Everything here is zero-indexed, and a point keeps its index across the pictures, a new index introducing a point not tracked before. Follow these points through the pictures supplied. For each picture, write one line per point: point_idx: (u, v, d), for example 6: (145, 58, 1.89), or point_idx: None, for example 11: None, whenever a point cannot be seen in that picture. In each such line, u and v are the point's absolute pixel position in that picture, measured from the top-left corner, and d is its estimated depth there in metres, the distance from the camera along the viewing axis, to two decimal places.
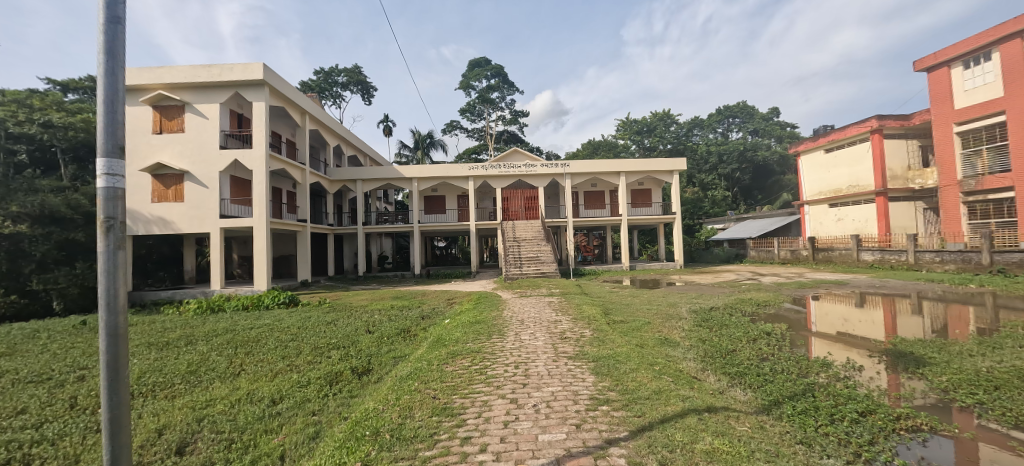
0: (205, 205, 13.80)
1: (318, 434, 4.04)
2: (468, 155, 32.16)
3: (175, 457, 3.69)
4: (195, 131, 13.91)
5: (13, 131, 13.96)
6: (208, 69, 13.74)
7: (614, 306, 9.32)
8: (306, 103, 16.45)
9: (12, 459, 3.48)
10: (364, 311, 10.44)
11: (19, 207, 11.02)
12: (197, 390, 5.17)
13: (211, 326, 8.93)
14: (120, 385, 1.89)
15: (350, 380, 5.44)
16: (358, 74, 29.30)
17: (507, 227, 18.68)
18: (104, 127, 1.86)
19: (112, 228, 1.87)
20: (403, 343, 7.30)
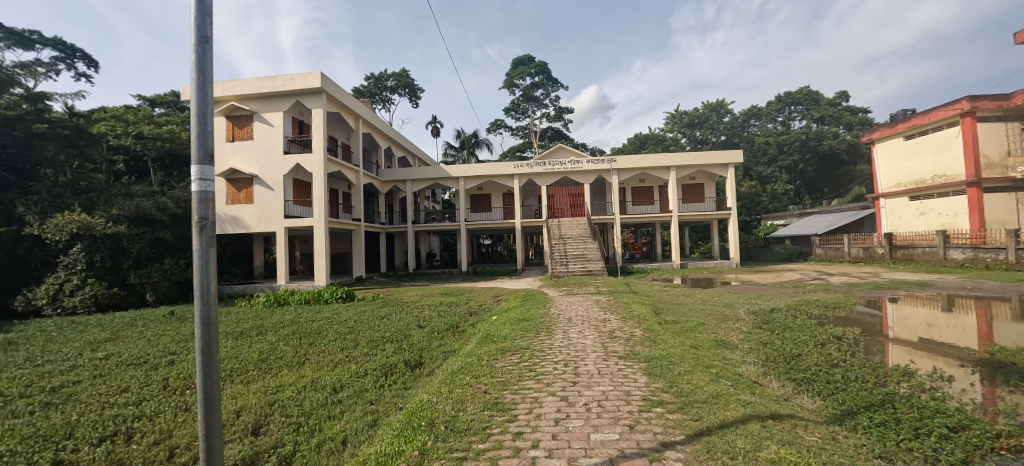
0: (271, 206, 14.85)
1: (377, 422, 4.26)
2: (514, 153, 32.31)
3: (251, 437, 4.02)
4: (262, 138, 15.00)
5: (113, 143, 15.74)
6: (273, 80, 14.76)
7: (664, 306, 9.05)
8: (359, 108, 17.23)
9: (118, 431, 3.96)
10: (415, 306, 10.83)
11: (119, 210, 12.42)
12: (268, 377, 5.61)
13: (278, 318, 9.65)
14: (211, 369, 2.09)
15: (404, 372, 5.67)
16: (406, 78, 30.28)
17: (553, 224, 18.58)
18: (196, 138, 2.05)
19: (205, 228, 2.07)
20: (452, 338, 7.50)
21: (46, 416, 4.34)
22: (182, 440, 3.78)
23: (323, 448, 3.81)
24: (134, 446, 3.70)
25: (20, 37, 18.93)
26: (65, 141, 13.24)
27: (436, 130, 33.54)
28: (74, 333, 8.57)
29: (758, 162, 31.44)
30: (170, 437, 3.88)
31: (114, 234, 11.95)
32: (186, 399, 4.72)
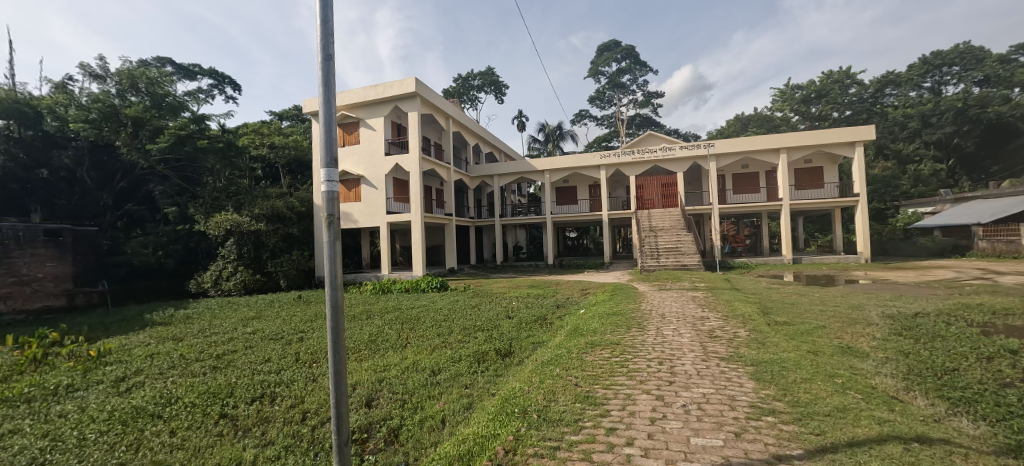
0: (375, 203, 16.27)
1: (472, 405, 4.51)
2: (600, 143, 31.40)
3: (365, 408, 4.52)
4: (367, 142, 16.50)
5: (252, 153, 18.50)
6: (374, 88, 16.12)
7: (772, 305, 8.17)
8: (449, 108, 18.08)
9: (265, 393, 4.71)
10: (504, 297, 11.15)
11: (259, 209, 14.59)
12: (377, 356, 6.24)
13: (383, 304, 10.64)
14: (339, 345, 2.37)
15: (495, 360, 5.91)
16: (491, 76, 31.04)
17: (643, 216, 17.79)
18: (323, 144, 2.31)
19: (332, 223, 2.34)
20: (540, 330, 7.62)
21: (213, 377, 5.30)
22: (312, 404, 4.38)
23: (425, 424, 4.14)
24: (277, 406, 4.38)
25: (186, 70, 23.11)
26: (220, 152, 15.62)
27: (522, 124, 33.86)
28: (229, 311, 10.30)
29: (896, 138, 26.82)
30: (302, 402, 4.50)
31: (256, 230, 14.10)
32: (312, 371, 5.43)
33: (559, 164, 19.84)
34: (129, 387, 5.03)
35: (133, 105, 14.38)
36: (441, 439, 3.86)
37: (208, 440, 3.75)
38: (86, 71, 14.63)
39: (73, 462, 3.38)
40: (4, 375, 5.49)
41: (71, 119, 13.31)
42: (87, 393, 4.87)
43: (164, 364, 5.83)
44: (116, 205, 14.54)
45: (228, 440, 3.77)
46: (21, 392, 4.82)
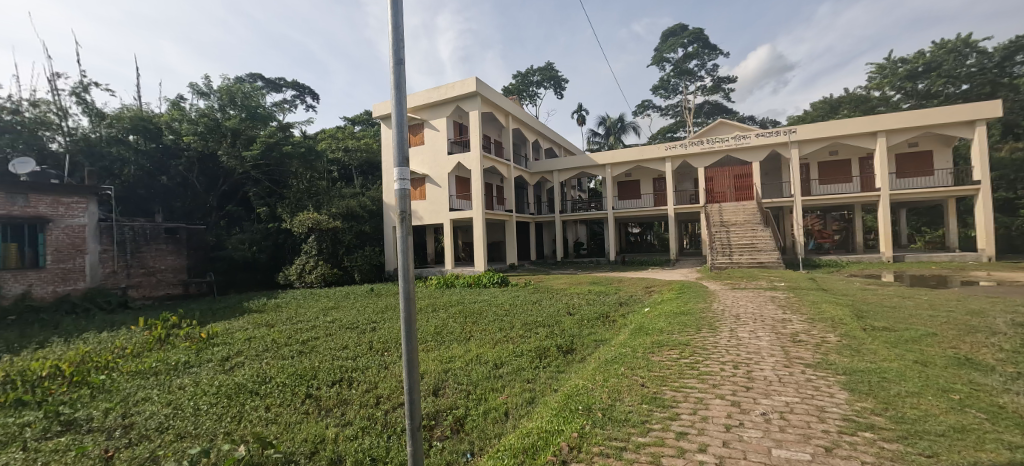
0: (439, 201, 16.83)
1: (534, 400, 4.53)
2: (665, 134, 30.02)
3: (433, 396, 4.69)
4: (430, 142, 17.10)
5: (329, 157, 19.93)
6: (437, 90, 16.66)
7: (867, 309, 7.34)
8: (509, 105, 18.21)
9: (343, 377, 5.08)
10: (565, 294, 11.05)
11: (336, 209, 15.71)
12: (442, 347, 6.46)
13: (447, 298, 11.01)
14: (412, 336, 2.45)
15: (556, 356, 5.88)
16: (550, 71, 30.80)
17: (713, 209, 16.77)
18: (396, 144, 2.40)
19: (404, 219, 2.42)
20: (602, 327, 7.46)
21: (300, 360, 5.81)
22: (385, 390, 4.64)
23: (489, 415, 4.22)
24: (354, 390, 4.69)
25: (273, 83, 25.43)
26: (301, 157, 17.08)
27: (582, 118, 33.27)
28: (311, 301, 11.20)
29: None
30: (376, 387, 4.79)
31: (333, 227, 15.20)
32: (385, 359, 5.76)
33: (621, 157, 19.27)
34: (231, 366, 5.65)
35: (230, 117, 16.12)
36: (505, 431, 3.92)
37: (296, 416, 4.11)
38: (194, 89, 16.59)
39: (190, 428, 3.86)
40: (137, 350, 6.42)
41: (183, 133, 15.25)
42: (199, 369, 5.55)
43: (259, 347, 6.48)
44: (219, 205, 16.40)
45: (313, 418, 4.10)
46: (150, 365, 5.61)
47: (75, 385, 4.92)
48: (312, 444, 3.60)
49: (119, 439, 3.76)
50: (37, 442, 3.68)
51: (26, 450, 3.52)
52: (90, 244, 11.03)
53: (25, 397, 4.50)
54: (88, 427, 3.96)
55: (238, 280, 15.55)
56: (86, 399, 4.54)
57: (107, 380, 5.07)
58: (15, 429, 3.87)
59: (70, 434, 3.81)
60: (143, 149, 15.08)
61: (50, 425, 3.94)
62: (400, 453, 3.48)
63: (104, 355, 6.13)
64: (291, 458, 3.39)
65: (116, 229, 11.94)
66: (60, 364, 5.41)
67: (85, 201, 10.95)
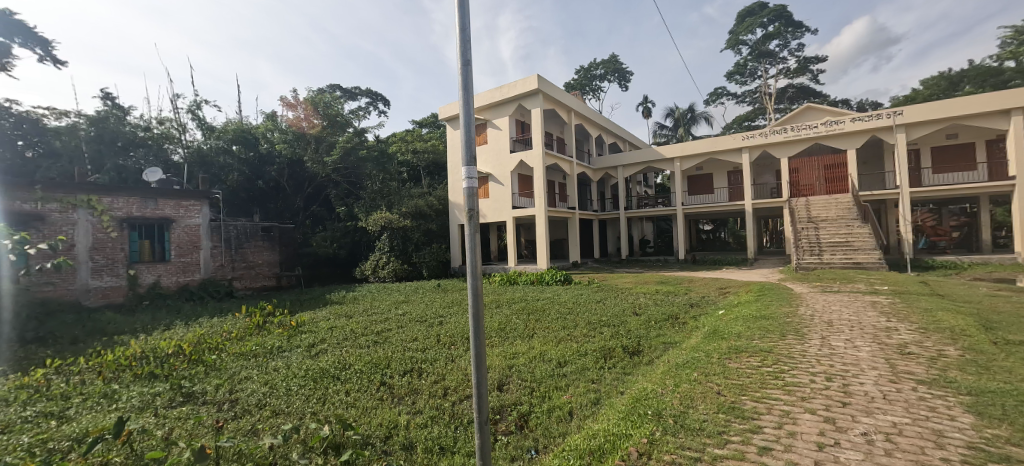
0: (502, 199, 17.00)
1: (599, 401, 4.39)
2: (741, 123, 27.92)
3: (498, 391, 4.72)
4: (494, 141, 17.33)
5: (399, 159, 20.94)
6: (500, 90, 16.84)
7: (997, 319, 6.28)
8: (572, 101, 17.93)
9: (414, 368, 5.28)
10: (630, 293, 10.70)
11: (406, 208, 16.48)
12: (506, 343, 6.50)
13: (510, 295, 11.10)
14: (480, 331, 2.42)
15: (622, 357, 5.66)
16: (615, 63, 29.88)
17: (798, 204, 15.29)
18: (463, 143, 2.39)
19: (472, 217, 2.41)
20: (671, 329, 7.07)
21: (374, 350, 6.14)
22: (452, 382, 4.75)
23: (553, 413, 4.13)
24: (423, 381, 4.85)
25: (349, 92, 27.21)
26: (374, 160, 18.59)
27: (648, 110, 31.93)
28: (384, 295, 11.84)
29: None
30: (444, 379, 4.91)
31: (403, 226, 15.98)
32: (451, 352, 5.91)
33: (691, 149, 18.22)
34: (316, 352, 6.12)
35: (314, 126, 17.54)
36: (570, 431, 3.81)
37: (372, 402, 4.32)
38: (284, 103, 18.20)
39: (282, 406, 4.21)
40: (240, 334, 7.19)
41: (276, 142, 16.92)
42: (290, 353, 6.07)
43: (340, 336, 6.96)
44: (305, 206, 17.90)
45: (387, 404, 4.29)
46: (251, 348, 6.23)
47: (192, 363, 5.61)
48: (386, 429, 3.75)
49: (227, 412, 4.19)
50: (164, 409, 4.21)
51: (157, 415, 4.04)
52: (205, 242, 12.47)
53: (156, 371, 5.20)
54: (203, 400, 4.48)
55: (322, 274, 16.91)
56: (201, 375, 5.14)
57: (216, 360, 5.70)
58: (148, 397, 4.46)
59: (189, 405, 4.33)
60: (245, 158, 16.83)
61: (173, 396, 4.51)
62: (468, 444, 3.52)
63: (214, 337, 6.93)
64: (368, 441, 3.55)
65: (222, 228, 13.45)
66: (181, 344, 6.20)
67: (199, 203, 12.36)
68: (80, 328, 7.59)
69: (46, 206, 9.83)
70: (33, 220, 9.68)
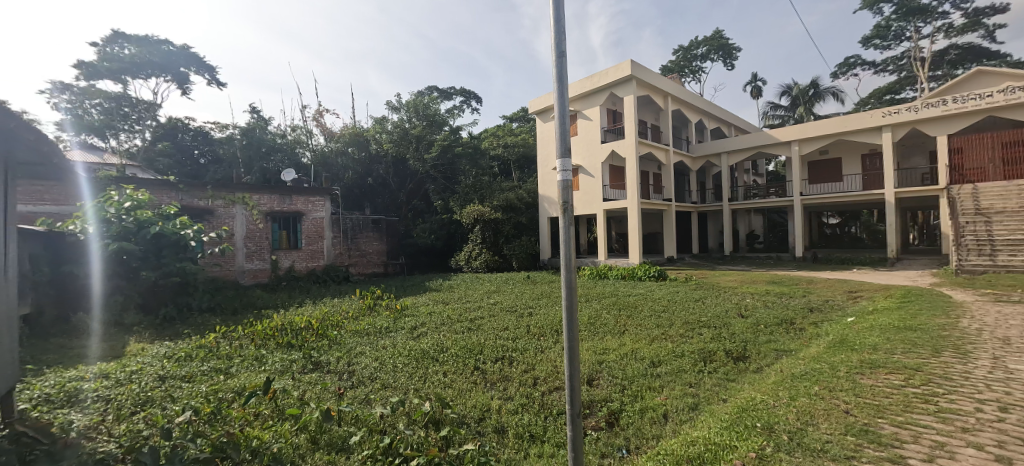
0: (592, 192, 16.57)
1: (698, 407, 4.02)
2: (881, 97, 23.75)
3: (588, 385, 4.58)
4: (584, 132, 16.94)
5: (491, 154, 21.47)
6: (590, 79, 16.36)
7: None
8: (669, 85, 16.76)
9: (505, 356, 5.37)
10: (735, 293, 9.76)
11: (497, 201, 16.88)
12: (596, 338, 6.31)
13: (600, 289, 10.80)
14: (573, 325, 2.30)
15: (725, 363, 5.14)
16: (719, 39, 27.24)
17: (959, 192, 12.32)
18: (559, 135, 2.26)
19: (567, 211, 2.29)
20: (785, 336, 6.27)
21: (468, 336, 6.37)
22: (542, 373, 4.73)
23: (646, 414, 3.87)
24: (514, 369, 4.90)
25: (445, 92, 28.60)
26: (468, 156, 19.40)
27: (759, 90, 28.65)
28: (477, 284, 12.28)
29: None
30: (533, 369, 4.92)
31: (495, 218, 16.43)
32: (541, 343, 5.90)
33: (813, 131, 15.97)
34: (417, 335, 6.53)
35: (415, 126, 18.71)
36: (664, 434, 3.54)
37: (467, 384, 4.45)
38: (389, 106, 19.73)
39: (391, 381, 4.55)
40: (355, 313, 7.98)
41: (383, 142, 18.43)
42: (395, 334, 6.57)
43: (438, 321, 7.37)
44: (407, 200, 19.24)
45: (480, 388, 4.39)
46: (364, 327, 6.88)
47: (319, 336, 6.35)
48: (479, 411, 3.83)
49: (345, 381, 4.65)
50: (298, 373, 4.81)
51: (293, 378, 4.63)
52: (328, 233, 13.96)
53: (291, 341, 5.98)
54: (326, 369, 5.03)
55: (422, 263, 18.13)
56: (325, 348, 5.79)
57: (336, 335, 6.38)
58: (286, 362, 5.14)
59: (316, 372, 4.90)
60: (358, 158, 18.41)
61: (305, 363, 5.13)
62: (558, 435, 3.45)
63: (334, 315, 7.79)
64: (463, 421, 3.66)
65: (340, 220, 15.00)
66: (310, 320, 7.07)
67: (321, 199, 13.83)
68: (235, 301, 9.10)
69: (215, 202, 11.93)
70: (206, 214, 11.79)
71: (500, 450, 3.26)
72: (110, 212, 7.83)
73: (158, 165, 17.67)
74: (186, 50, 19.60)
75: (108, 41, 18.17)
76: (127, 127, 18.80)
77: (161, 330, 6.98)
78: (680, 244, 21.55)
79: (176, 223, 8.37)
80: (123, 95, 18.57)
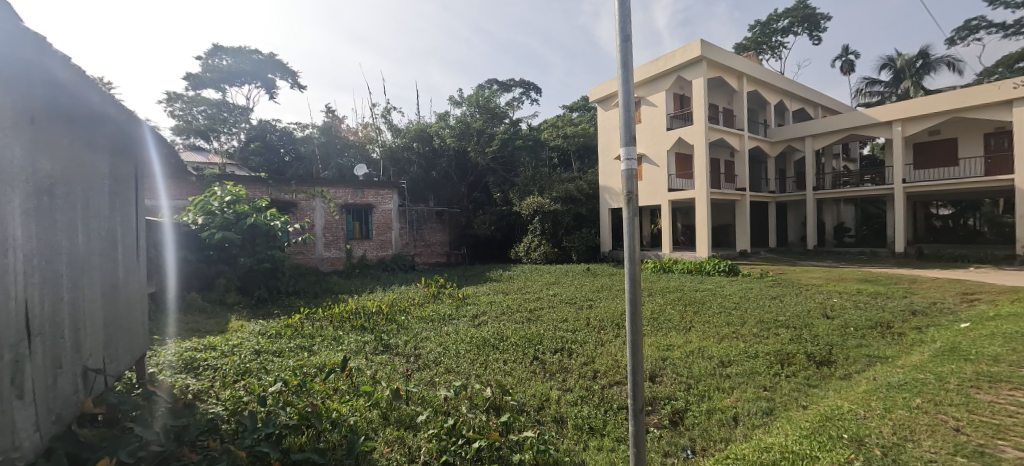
0: (657, 181, 15.88)
1: (773, 412, 3.76)
2: (1011, 64, 20.33)
3: (650, 382, 4.45)
4: (648, 119, 16.24)
5: (551, 145, 21.32)
6: (656, 63, 15.61)
7: None
8: (744, 65, 15.53)
9: (564, 347, 5.37)
10: (816, 291, 8.96)
11: (557, 193, 16.78)
12: (660, 334, 6.11)
13: (665, 283, 10.41)
14: (637, 319, 2.24)
15: (806, 367, 4.75)
16: (805, 10, 24.69)
17: None
18: (623, 124, 2.18)
19: (630, 201, 2.23)
20: (880, 341, 5.64)
21: (528, 326, 6.44)
22: (602, 367, 4.66)
23: (714, 416, 3.69)
24: (574, 361, 4.88)
25: (505, 84, 28.78)
26: (528, 148, 19.46)
27: (852, 64, 25.69)
28: (536, 275, 12.35)
29: None
30: (593, 362, 4.88)
31: (554, 209, 16.38)
32: (601, 337, 5.82)
33: (920, 109, 14.05)
34: (479, 323, 6.72)
35: (476, 119, 19.46)
36: (734, 437, 3.36)
37: (526, 374, 4.53)
38: (452, 101, 20.25)
39: (454, 366, 4.73)
40: (420, 301, 8.39)
41: (446, 137, 19.00)
42: (458, 321, 6.82)
43: (498, 310, 7.54)
44: (468, 192, 19.65)
45: (539, 378, 4.44)
46: (429, 313, 7.22)
47: (389, 321, 6.76)
48: (539, 400, 3.88)
49: (412, 363, 4.92)
50: (370, 354, 5.17)
51: (367, 359, 4.98)
52: (396, 224, 14.69)
53: (365, 324, 6.43)
54: (395, 351, 5.35)
55: (482, 254, 18.56)
56: (394, 331, 6.16)
57: (404, 321, 6.74)
58: (360, 343, 5.54)
59: (386, 354, 5.22)
60: (422, 153, 19.00)
61: (376, 346, 5.49)
62: (618, 430, 3.41)
63: (402, 302, 8.22)
64: (524, 408, 3.74)
65: (406, 212, 15.71)
66: (380, 305, 7.54)
67: (390, 192, 14.55)
68: (316, 286, 9.92)
69: (297, 196, 13.01)
70: (291, 207, 12.92)
71: (560, 440, 3.28)
72: (214, 205, 8.87)
73: (251, 163, 19.67)
74: (272, 57, 21.39)
75: (209, 54, 20.43)
76: (227, 130, 20.90)
77: (255, 311, 7.81)
78: (755, 237, 20.07)
79: (266, 216, 9.28)
80: (223, 102, 21.08)
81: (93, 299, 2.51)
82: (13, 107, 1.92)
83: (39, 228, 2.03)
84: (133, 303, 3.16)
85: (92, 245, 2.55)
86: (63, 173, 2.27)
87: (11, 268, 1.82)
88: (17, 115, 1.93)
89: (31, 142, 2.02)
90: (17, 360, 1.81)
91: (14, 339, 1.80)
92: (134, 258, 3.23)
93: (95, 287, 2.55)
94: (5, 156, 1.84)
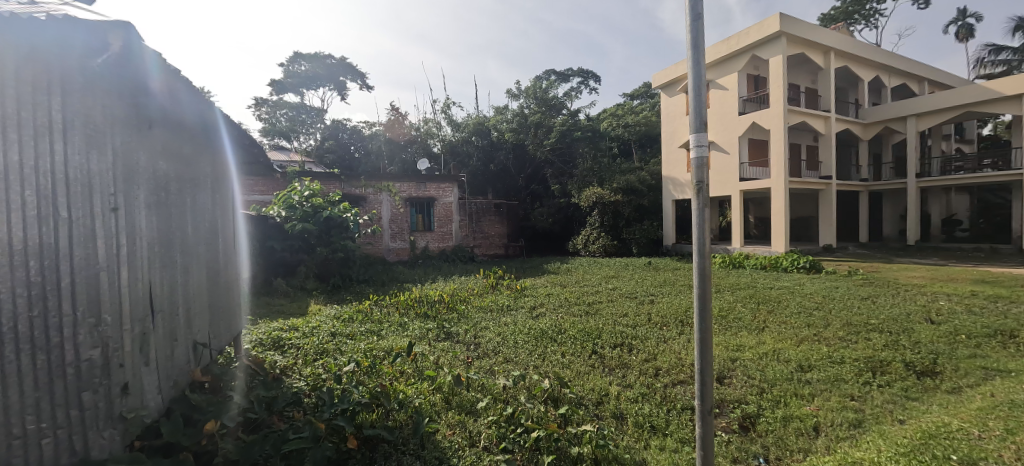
0: (727, 170, 14.91)
1: (862, 424, 3.44)
2: None
3: (718, 384, 4.24)
4: (718, 104, 15.25)
5: (611, 135, 20.73)
6: (727, 42, 14.61)
7: None
8: (831, 38, 14.05)
9: (624, 344, 5.24)
10: (917, 293, 7.97)
11: (617, 183, 16.33)
12: (728, 333, 5.81)
13: (734, 279, 9.78)
14: (706, 317, 2.14)
15: (904, 377, 4.28)
16: None
17: None
18: (693, 108, 2.07)
19: (701, 189, 2.14)
20: (1001, 352, 4.91)
21: (586, 319, 6.41)
22: (665, 365, 4.52)
23: (790, 424, 3.45)
24: (635, 357, 4.78)
25: (563, 75, 28.35)
26: (586, 140, 19.43)
27: (968, 30, 22.31)
28: (595, 269, 12.13)
29: None
30: (655, 359, 4.72)
31: (615, 201, 15.93)
32: (663, 333, 5.62)
33: None
34: (537, 314, 6.81)
35: (533, 112, 19.55)
36: (814, 449, 3.12)
37: (585, 367, 4.49)
38: (510, 94, 20.33)
39: (512, 356, 4.81)
40: (479, 291, 8.63)
41: (505, 130, 19.20)
42: (516, 312, 6.95)
43: (556, 302, 7.55)
44: (526, 185, 19.73)
45: (598, 372, 4.39)
46: (489, 303, 7.42)
47: (450, 309, 7.04)
48: (598, 395, 3.85)
49: (473, 351, 5.09)
50: (433, 341, 5.42)
51: (430, 345, 5.23)
52: (457, 216, 15.03)
53: (428, 312, 6.74)
54: (456, 339, 5.57)
55: (540, 247, 18.82)
56: (455, 320, 6.40)
57: (464, 310, 6.96)
58: (423, 330, 5.81)
59: (448, 341, 5.43)
60: (480, 146, 19.30)
61: (439, 333, 5.73)
62: (683, 431, 3.29)
63: (462, 292, 8.47)
64: (582, 402, 3.73)
65: (466, 205, 16.13)
66: (442, 295, 7.82)
67: (450, 185, 14.88)
68: (384, 275, 10.48)
69: (367, 190, 13.83)
70: (360, 201, 13.77)
71: (619, 436, 3.23)
72: (295, 199, 9.72)
73: (325, 160, 21.12)
74: (344, 61, 22.71)
75: (290, 61, 22.14)
76: (306, 131, 22.62)
77: (331, 296, 8.44)
78: (842, 231, 18.25)
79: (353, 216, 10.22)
80: (302, 106, 22.91)
81: (201, 283, 2.87)
82: (136, 115, 2.20)
83: (159, 219, 2.35)
84: (232, 287, 3.56)
85: (199, 233, 2.89)
86: (175, 172, 2.58)
87: (140, 253, 2.14)
88: (139, 121, 2.23)
89: (152, 142, 2.33)
90: (144, 332, 2.11)
91: (141, 314, 2.10)
92: (232, 245, 3.64)
93: (202, 272, 2.90)
94: (132, 157, 2.13)
